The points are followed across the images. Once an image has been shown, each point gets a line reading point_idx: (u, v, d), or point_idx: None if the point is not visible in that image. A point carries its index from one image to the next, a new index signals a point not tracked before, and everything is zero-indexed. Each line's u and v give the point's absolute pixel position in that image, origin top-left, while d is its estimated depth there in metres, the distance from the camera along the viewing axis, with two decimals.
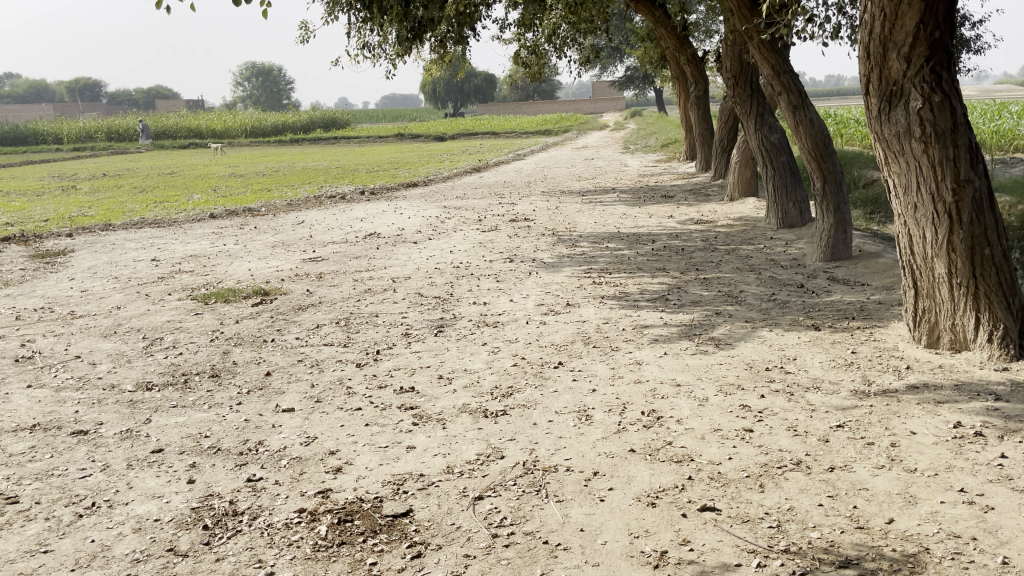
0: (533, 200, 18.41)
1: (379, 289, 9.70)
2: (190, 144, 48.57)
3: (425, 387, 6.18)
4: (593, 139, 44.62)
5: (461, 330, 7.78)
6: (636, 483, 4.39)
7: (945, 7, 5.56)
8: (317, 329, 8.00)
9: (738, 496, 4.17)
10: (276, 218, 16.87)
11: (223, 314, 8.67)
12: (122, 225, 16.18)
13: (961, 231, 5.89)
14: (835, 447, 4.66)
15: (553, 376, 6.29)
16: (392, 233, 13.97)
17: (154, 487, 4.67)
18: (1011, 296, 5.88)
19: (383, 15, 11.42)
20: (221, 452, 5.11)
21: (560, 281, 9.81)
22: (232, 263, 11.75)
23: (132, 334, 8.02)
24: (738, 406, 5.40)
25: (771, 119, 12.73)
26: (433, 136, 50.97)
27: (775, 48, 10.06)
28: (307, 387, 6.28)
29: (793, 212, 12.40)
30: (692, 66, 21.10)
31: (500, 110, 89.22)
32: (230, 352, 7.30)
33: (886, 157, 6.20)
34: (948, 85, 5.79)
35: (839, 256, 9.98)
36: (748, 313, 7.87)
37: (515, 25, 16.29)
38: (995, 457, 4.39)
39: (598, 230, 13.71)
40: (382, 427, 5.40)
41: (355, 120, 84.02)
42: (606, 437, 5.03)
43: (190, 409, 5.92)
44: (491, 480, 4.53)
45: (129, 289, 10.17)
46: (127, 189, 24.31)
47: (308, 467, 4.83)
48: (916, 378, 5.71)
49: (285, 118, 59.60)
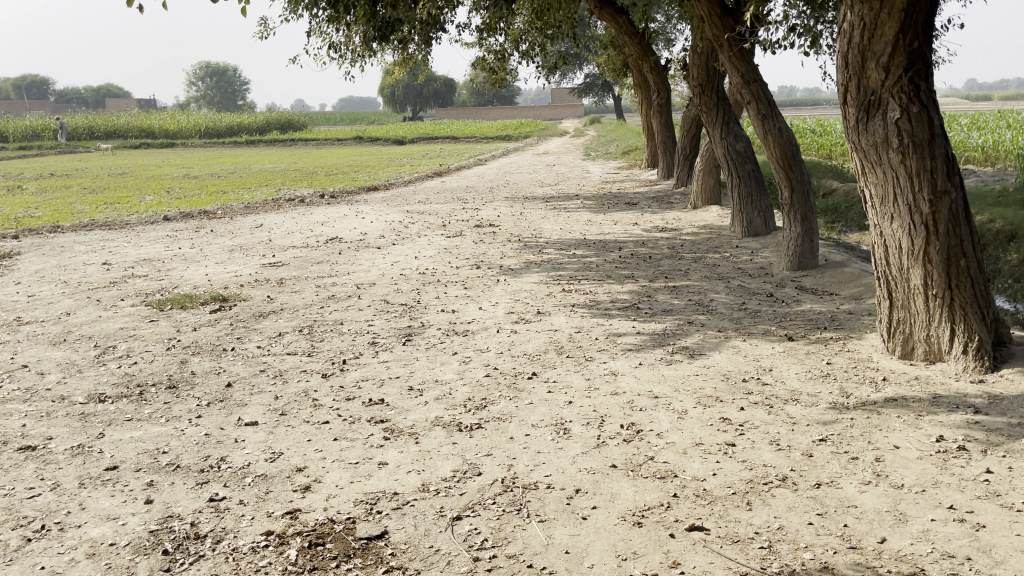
0: (497, 206, 18.26)
1: (343, 296, 9.44)
2: (141, 144, 47.39)
3: (394, 399, 5.97)
4: (553, 145, 44.76)
5: (430, 339, 7.57)
6: (620, 501, 4.24)
7: (924, 17, 5.56)
8: (280, 337, 7.72)
9: (726, 515, 4.04)
10: (233, 221, 16.46)
11: (180, 322, 8.32)
12: (71, 227, 15.62)
13: (937, 242, 5.87)
14: (820, 462, 4.57)
15: (528, 388, 6.12)
16: (354, 238, 13.69)
17: (109, 507, 4.38)
18: (986, 307, 5.88)
19: (347, 15, 11.14)
20: (180, 469, 4.83)
21: (529, 288, 9.67)
22: (189, 268, 11.37)
23: (83, 342, 7.65)
24: (718, 419, 5.29)
25: (737, 128, 12.77)
26: (392, 139, 50.52)
27: (744, 56, 10.09)
28: (270, 399, 6.02)
29: (758, 220, 12.42)
30: (655, 74, 21.14)
31: (459, 115, 88.99)
32: (188, 362, 6.99)
33: (863, 167, 6.18)
34: (926, 95, 5.78)
35: (806, 265, 9.98)
36: (719, 322, 7.80)
37: (479, 29, 16.11)
38: (980, 472, 4.34)
39: (563, 237, 13.61)
40: (351, 442, 5.18)
41: (313, 122, 83.10)
42: (586, 452, 4.88)
43: (146, 422, 5.61)
44: (469, 499, 4.34)
45: (80, 295, 9.75)
46: (76, 190, 23.57)
47: (274, 485, 4.59)
48: (893, 390, 5.67)
49: (240, 119, 58.60)
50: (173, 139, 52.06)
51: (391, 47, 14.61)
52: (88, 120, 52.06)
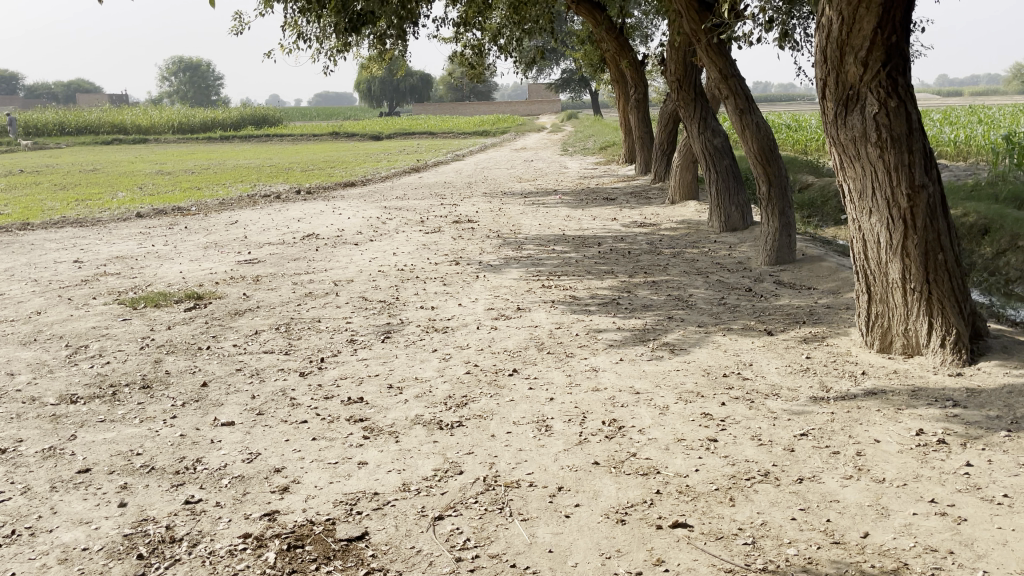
0: (475, 202, 18.18)
1: (321, 293, 9.34)
2: (113, 140, 46.73)
3: (374, 397, 5.90)
4: (530, 140, 44.72)
5: (409, 336, 7.50)
6: (603, 498, 4.21)
7: (902, 13, 5.58)
8: (256, 335, 7.61)
9: (710, 511, 4.02)
10: (208, 217, 16.25)
11: (154, 320, 8.18)
12: (41, 225, 15.34)
13: (915, 236, 5.89)
14: (801, 457, 4.57)
15: (508, 385, 6.07)
16: (331, 234, 13.57)
17: (81, 511, 4.28)
18: (963, 301, 5.92)
19: (321, 8, 11.03)
20: (155, 471, 4.73)
21: (509, 284, 9.62)
22: (162, 266, 11.19)
23: (54, 341, 7.49)
24: (699, 414, 5.28)
25: (714, 123, 12.83)
26: (368, 135, 50.23)
27: (722, 52, 10.11)
28: (247, 399, 5.92)
29: (735, 215, 12.43)
30: (632, 69, 21.10)
31: (436, 110, 88.56)
32: (162, 361, 6.86)
33: (842, 162, 6.19)
34: (904, 90, 5.80)
35: (784, 259, 10.02)
36: (699, 317, 7.79)
37: (456, 24, 16.01)
38: (961, 465, 4.36)
39: (542, 233, 13.56)
40: (330, 441, 5.10)
41: (288, 117, 82.49)
42: (568, 449, 4.84)
43: (120, 423, 5.50)
44: (450, 498, 4.29)
45: (50, 293, 9.55)
46: (45, 186, 23.14)
47: (252, 487, 4.51)
48: (873, 384, 5.68)
49: (214, 114, 57.92)
50: (146, 135, 51.39)
51: (367, 41, 14.47)
52: (59, 115, 51.31)
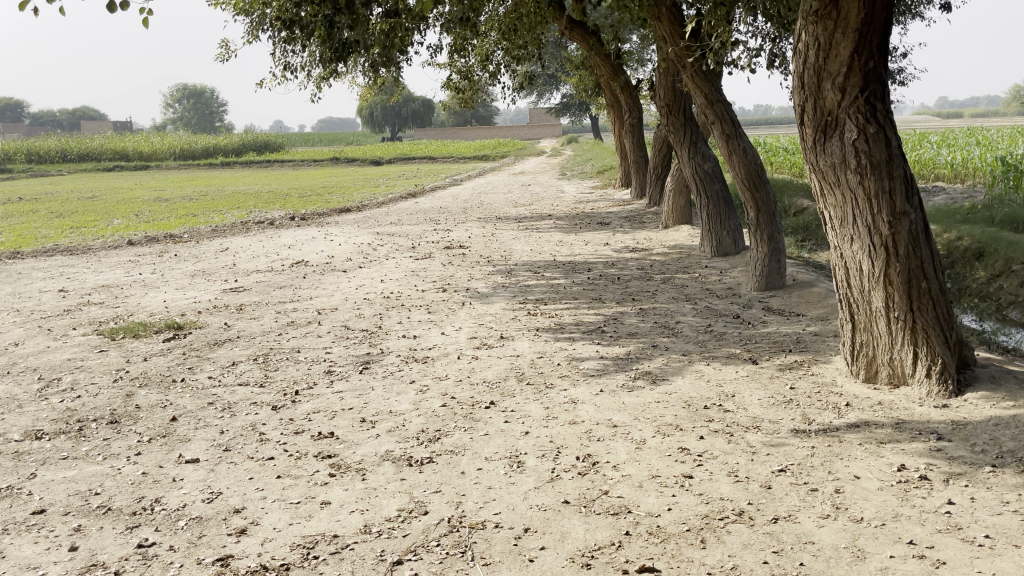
0: (468, 227, 18.12)
1: (303, 322, 9.22)
2: (113, 166, 46.96)
3: (345, 432, 5.75)
4: (530, 165, 44.92)
5: (388, 366, 7.37)
6: (569, 540, 4.05)
7: (879, 37, 5.50)
8: (233, 367, 7.48)
9: (679, 554, 3.86)
10: (199, 245, 16.19)
11: (131, 351, 8.05)
12: (31, 253, 15.28)
13: (897, 264, 5.76)
14: (778, 495, 4.41)
15: (484, 418, 5.92)
16: (320, 261, 13.48)
17: (30, 556, 4.12)
18: (948, 330, 5.77)
19: (307, 36, 10.98)
20: (111, 512, 4.58)
21: (494, 312, 9.49)
22: (147, 294, 11.09)
23: (27, 374, 7.36)
24: (676, 449, 5.12)
25: (704, 148, 12.76)
26: (369, 160, 50.42)
27: (707, 77, 10.06)
28: (215, 434, 5.78)
29: (726, 239, 12.33)
30: (626, 93, 21.09)
31: (437, 134, 88.93)
32: (134, 395, 6.71)
33: (822, 189, 6.08)
34: (883, 116, 5.70)
35: (774, 286, 9.86)
36: (684, 345, 7.64)
37: (448, 50, 16.04)
38: (942, 503, 4.21)
39: (533, 258, 13.45)
40: (295, 479, 4.96)
41: (289, 142, 82.95)
42: (539, 487, 4.69)
43: (82, 461, 5.35)
44: (412, 540, 4.14)
45: (30, 324, 9.43)
46: (42, 213, 23.19)
47: (209, 529, 4.36)
48: (857, 416, 5.52)
49: (215, 140, 58.12)
50: (147, 161, 51.65)
51: (357, 68, 14.42)
52: (61, 142, 51.67)
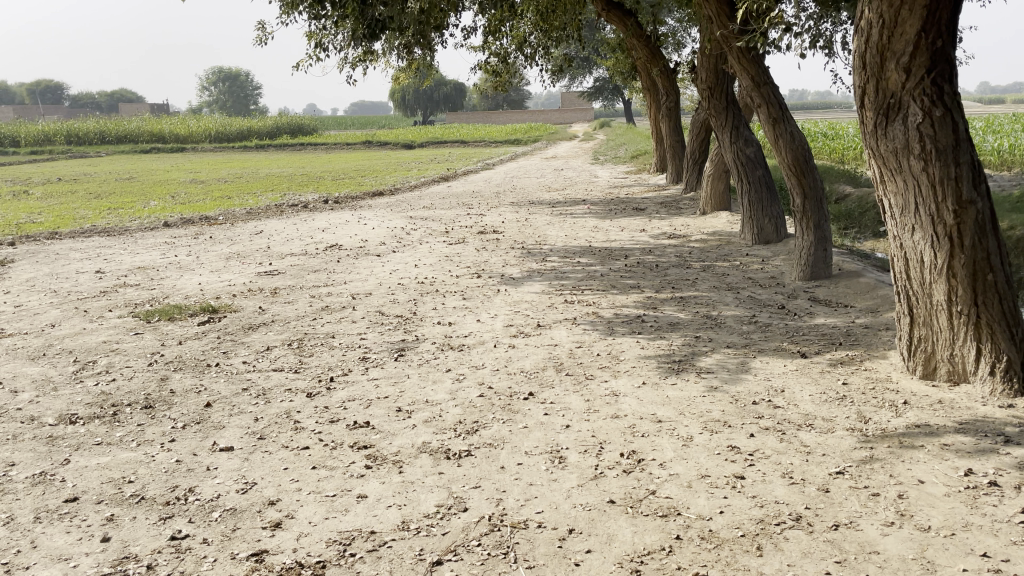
0: (502, 211, 17.89)
1: (337, 307, 9.11)
2: (151, 148, 47.30)
3: (381, 421, 5.60)
4: (562, 148, 44.60)
5: (424, 354, 7.22)
6: (617, 543, 3.86)
7: (949, 13, 5.17)
8: (267, 352, 7.38)
9: (734, 562, 3.66)
10: (233, 227, 16.15)
11: (166, 334, 7.98)
12: (70, 233, 15.36)
13: (962, 255, 5.46)
14: (837, 499, 4.18)
15: (523, 410, 5.73)
16: (354, 245, 13.37)
17: (62, 546, 4.03)
18: (1015, 325, 5.46)
19: (339, 15, 10.81)
20: (144, 502, 4.47)
21: (530, 299, 9.30)
22: (182, 277, 11.04)
23: (62, 356, 7.33)
24: (726, 447, 4.90)
25: (747, 132, 12.39)
26: (401, 144, 50.26)
27: (754, 59, 9.73)
28: (249, 421, 5.67)
29: (769, 226, 11.94)
30: (664, 76, 20.64)
31: (469, 118, 88.65)
32: (168, 379, 6.64)
33: (883, 175, 5.78)
34: (951, 98, 5.38)
35: (820, 276, 9.53)
36: (729, 337, 7.38)
37: (483, 32, 15.74)
38: (1015, 512, 3.94)
39: (569, 244, 13.21)
40: (330, 471, 4.82)
41: (323, 126, 83.14)
42: (582, 485, 4.50)
43: (116, 447, 5.27)
44: (451, 539, 3.97)
45: (67, 305, 9.43)
46: (81, 194, 23.35)
47: (243, 521, 4.23)
48: (916, 416, 5.24)
49: (250, 123, 58.40)
50: (183, 143, 52.07)
51: (390, 49, 14.25)
52: (99, 124, 52.08)
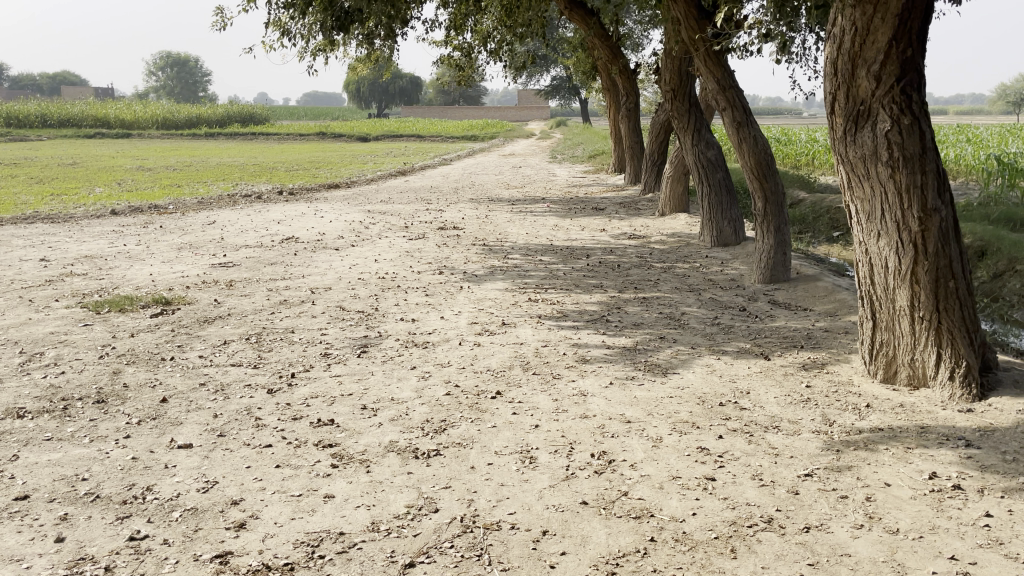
0: (461, 208, 17.78)
1: (296, 301, 8.92)
2: (96, 134, 45.90)
3: (346, 420, 5.49)
4: (519, 146, 44.58)
5: (387, 351, 7.10)
6: (591, 545, 3.83)
7: (919, 24, 5.27)
8: (224, 346, 7.18)
9: (709, 564, 3.65)
10: (185, 216, 15.73)
11: (116, 327, 7.71)
12: (11, 219, 14.79)
13: (925, 262, 5.56)
14: (807, 501, 4.21)
15: (491, 409, 5.67)
16: (312, 238, 13.14)
17: (12, 546, 3.83)
18: (973, 331, 5.59)
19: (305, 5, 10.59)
20: (99, 501, 4.29)
21: (494, 297, 9.23)
22: (132, 267, 10.70)
23: (7, 347, 7.03)
24: (695, 448, 4.91)
25: (708, 135, 12.51)
26: (356, 136, 49.64)
27: (721, 62, 9.81)
28: (208, 418, 5.50)
29: (727, 229, 12.08)
30: (624, 77, 20.72)
31: (425, 112, 88.11)
32: (121, 372, 6.41)
33: (849, 181, 5.87)
34: (918, 107, 5.48)
35: (778, 279, 9.67)
36: (692, 338, 7.42)
37: (446, 26, 15.59)
38: (979, 516, 4.02)
39: (530, 242, 13.17)
40: (295, 470, 4.69)
41: (275, 116, 81.73)
42: (554, 486, 4.45)
43: (67, 443, 5.06)
44: (423, 541, 3.89)
45: (11, 293, 9.07)
46: (22, 179, 22.51)
47: (205, 522, 4.09)
48: (879, 419, 5.33)
49: (200, 111, 57.10)
50: (129, 129, 50.72)
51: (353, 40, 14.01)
52: (41, 107, 50.37)
